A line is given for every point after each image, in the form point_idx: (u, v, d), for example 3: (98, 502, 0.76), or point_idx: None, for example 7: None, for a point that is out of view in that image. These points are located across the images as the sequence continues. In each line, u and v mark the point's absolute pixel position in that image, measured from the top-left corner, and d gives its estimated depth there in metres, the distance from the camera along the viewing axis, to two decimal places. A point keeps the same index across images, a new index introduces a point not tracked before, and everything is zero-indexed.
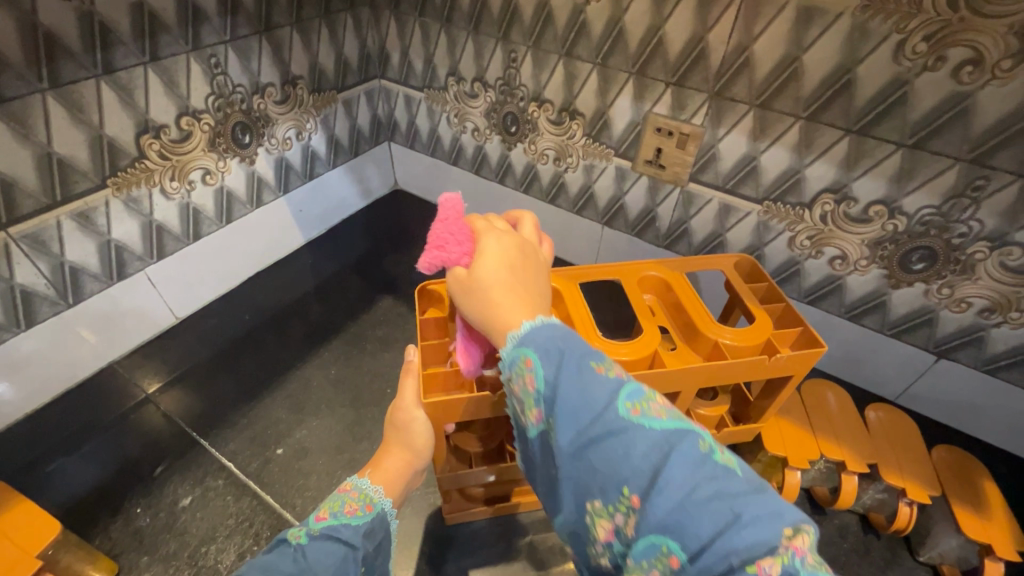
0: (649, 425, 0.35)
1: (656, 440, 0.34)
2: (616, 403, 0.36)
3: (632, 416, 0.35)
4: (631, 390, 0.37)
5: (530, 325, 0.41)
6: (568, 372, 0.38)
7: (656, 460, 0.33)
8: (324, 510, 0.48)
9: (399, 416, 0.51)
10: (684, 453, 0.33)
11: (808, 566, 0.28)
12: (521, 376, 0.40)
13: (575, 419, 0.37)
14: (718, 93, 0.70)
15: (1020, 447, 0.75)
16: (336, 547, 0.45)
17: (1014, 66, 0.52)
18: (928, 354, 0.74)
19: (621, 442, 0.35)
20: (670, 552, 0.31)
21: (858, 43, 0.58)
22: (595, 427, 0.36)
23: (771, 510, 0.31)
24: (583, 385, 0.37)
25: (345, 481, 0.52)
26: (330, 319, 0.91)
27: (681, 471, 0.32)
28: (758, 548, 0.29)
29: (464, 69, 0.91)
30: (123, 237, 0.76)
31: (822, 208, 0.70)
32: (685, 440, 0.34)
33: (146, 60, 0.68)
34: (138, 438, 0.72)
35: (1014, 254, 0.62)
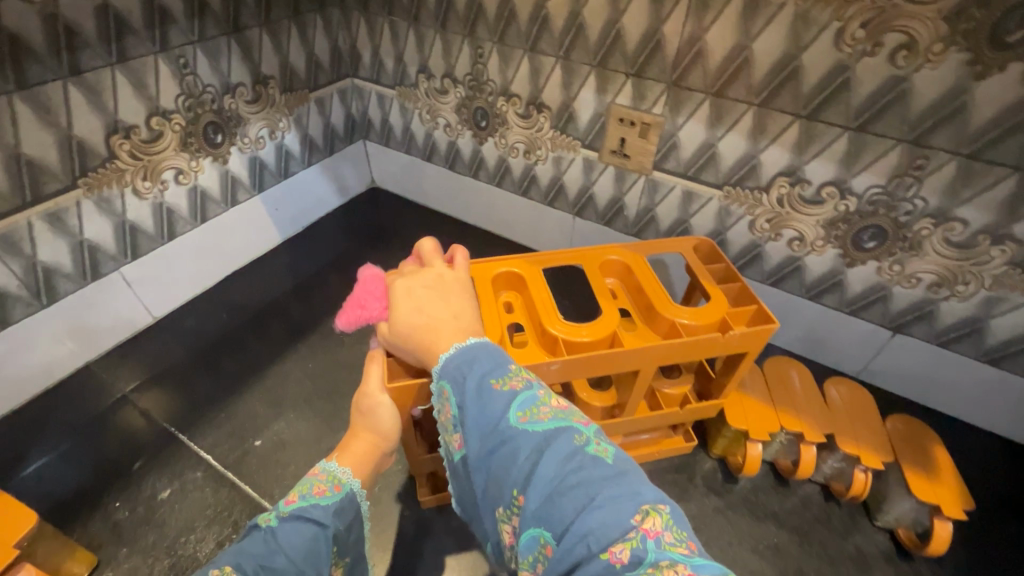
0: (533, 429, 0.38)
1: (536, 442, 0.38)
2: (507, 413, 0.40)
3: (520, 423, 0.39)
4: (524, 397, 0.40)
5: (446, 354, 0.44)
6: (470, 391, 0.41)
7: (534, 461, 0.37)
8: (293, 494, 0.51)
9: (363, 404, 0.52)
10: (558, 450, 0.37)
11: (658, 547, 0.31)
12: (442, 403, 0.44)
13: (475, 433, 0.40)
14: (676, 83, 0.72)
15: (973, 416, 0.78)
16: (303, 527, 0.47)
17: (945, 49, 0.55)
18: (885, 330, 0.77)
19: (509, 449, 0.38)
20: (545, 543, 0.35)
21: (801, 31, 0.61)
22: (490, 439, 0.39)
23: (629, 493, 0.34)
24: (482, 401, 0.41)
25: (315, 467, 0.53)
26: (308, 316, 0.92)
27: (554, 468, 0.36)
28: (609, 532, 0.32)
29: (433, 66, 0.93)
30: (96, 236, 0.76)
31: (778, 191, 0.73)
32: (561, 438, 0.37)
33: (114, 62, 0.69)
34: (116, 435, 0.73)
35: (956, 229, 0.65)
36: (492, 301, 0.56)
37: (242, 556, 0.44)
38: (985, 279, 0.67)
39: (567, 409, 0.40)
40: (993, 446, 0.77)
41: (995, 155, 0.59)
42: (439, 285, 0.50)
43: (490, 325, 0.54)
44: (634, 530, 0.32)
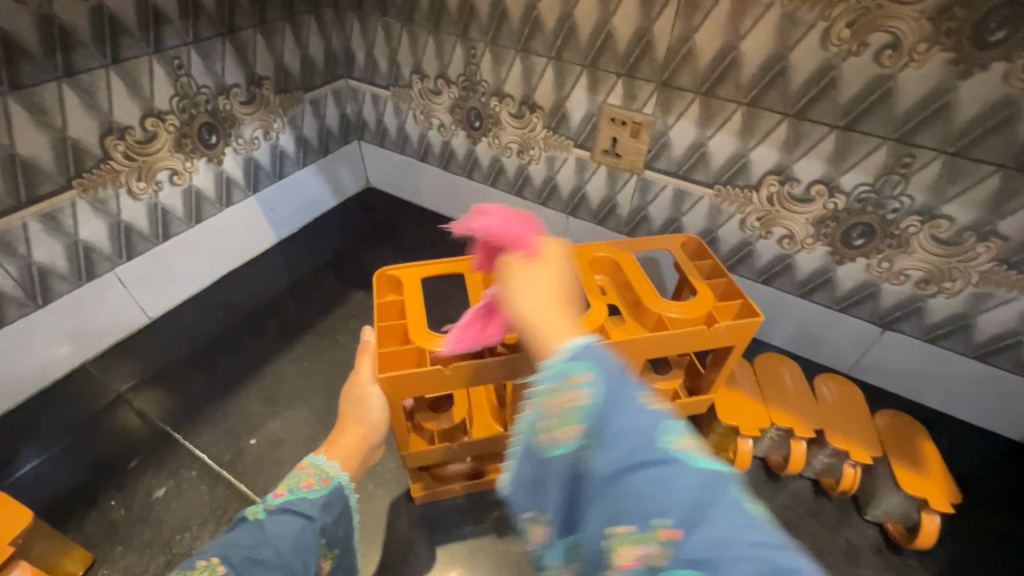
0: (695, 460, 0.32)
1: (704, 477, 0.31)
2: (660, 433, 0.33)
3: (678, 450, 0.32)
4: (675, 423, 0.34)
5: (576, 340, 0.38)
6: (618, 393, 0.34)
7: (701, 496, 0.30)
8: (282, 487, 0.51)
9: (353, 391, 0.56)
10: (733, 500, 0.31)
11: None
12: (560, 386, 0.36)
13: (617, 437, 0.33)
14: (666, 83, 0.73)
15: (963, 412, 0.79)
16: (291, 520, 0.48)
17: (929, 48, 0.56)
18: (874, 326, 0.78)
19: (666, 471, 0.31)
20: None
21: (788, 31, 0.61)
22: (641, 454, 0.32)
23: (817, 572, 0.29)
24: (633, 408, 0.34)
25: (304, 462, 0.54)
26: (304, 315, 0.93)
27: (728, 513, 0.30)
28: None
29: (427, 67, 0.94)
30: (91, 237, 0.77)
31: (768, 189, 0.74)
32: (730, 485, 0.31)
33: (108, 63, 0.69)
34: (112, 435, 0.74)
35: (943, 226, 0.66)
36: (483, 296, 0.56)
37: (230, 546, 0.46)
38: (972, 276, 0.67)
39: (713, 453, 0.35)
40: (982, 441, 0.78)
41: (980, 152, 0.59)
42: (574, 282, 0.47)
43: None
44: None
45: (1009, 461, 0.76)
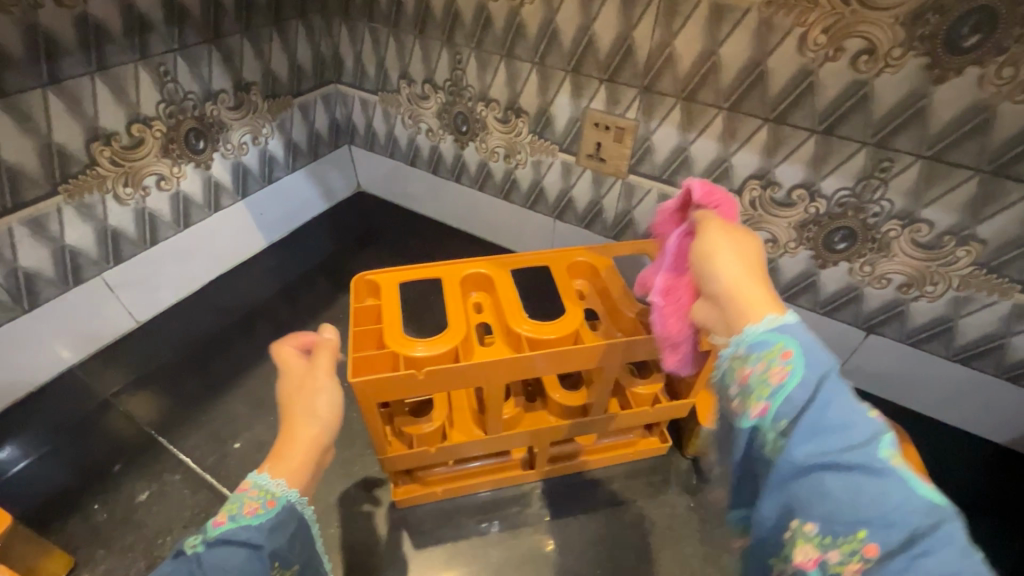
0: (913, 484, 0.31)
1: (920, 503, 0.30)
2: (878, 444, 0.33)
3: (896, 468, 0.32)
4: (894, 439, 0.34)
5: (788, 318, 0.39)
6: (828, 389, 0.35)
7: (914, 522, 0.30)
8: (221, 514, 0.43)
9: (289, 386, 0.53)
10: (953, 538, 0.29)
11: None
12: (767, 366, 0.37)
13: (817, 436, 0.34)
14: (647, 88, 0.73)
15: (948, 415, 0.79)
16: (235, 551, 0.41)
17: (903, 54, 0.56)
18: (858, 330, 0.78)
19: (876, 485, 0.31)
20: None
21: (765, 37, 0.62)
22: (844, 456, 0.32)
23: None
24: (848, 411, 0.34)
25: (241, 483, 0.46)
26: (291, 319, 0.93)
27: (945, 548, 0.29)
28: None
29: (414, 72, 0.94)
30: (78, 241, 0.77)
31: (750, 194, 0.74)
32: (955, 523, 0.30)
33: (94, 70, 0.70)
34: (97, 438, 0.74)
35: (923, 230, 0.66)
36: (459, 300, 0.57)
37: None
38: (952, 280, 0.67)
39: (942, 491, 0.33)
40: (968, 445, 0.78)
41: (956, 156, 0.59)
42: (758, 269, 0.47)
43: (456, 323, 0.55)
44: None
45: (994, 464, 0.76)
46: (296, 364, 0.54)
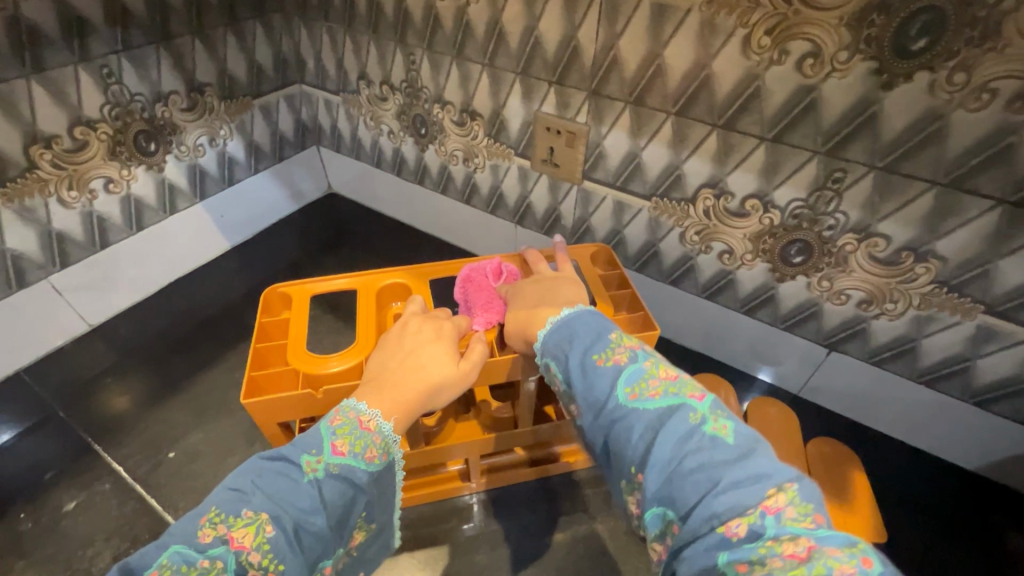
0: (644, 407, 0.39)
1: (650, 421, 0.38)
2: (616, 391, 0.41)
3: (629, 401, 0.40)
4: (632, 371, 0.41)
5: (542, 334, 0.48)
6: (574, 366, 0.44)
7: (649, 440, 0.37)
8: (343, 443, 0.44)
9: (424, 333, 0.53)
10: (675, 431, 0.37)
11: (778, 522, 0.32)
12: (547, 380, 0.47)
13: (585, 410, 0.42)
14: (596, 91, 0.70)
15: (916, 438, 0.75)
16: (346, 490, 0.43)
17: (851, 57, 0.52)
18: (820, 347, 0.74)
19: (622, 428, 0.39)
20: (668, 521, 0.35)
21: (709, 38, 0.58)
22: (601, 419, 0.41)
23: (754, 476, 0.34)
24: (591, 377, 0.42)
25: (370, 416, 0.46)
26: (243, 325, 0.92)
27: (670, 447, 0.37)
28: (734, 512, 0.33)
29: (372, 72, 0.92)
30: (20, 245, 0.77)
31: (703, 203, 0.70)
32: (677, 416, 0.38)
33: (29, 73, 0.69)
34: (34, 443, 0.74)
35: (880, 245, 0.62)
36: (372, 314, 0.61)
37: (284, 506, 0.40)
38: (913, 297, 0.63)
39: (677, 382, 0.41)
40: (935, 471, 0.73)
41: (911, 168, 0.56)
42: (554, 284, 0.56)
43: (363, 337, 0.58)
44: (755, 507, 0.33)
45: (961, 492, 0.72)
46: (448, 330, 0.54)
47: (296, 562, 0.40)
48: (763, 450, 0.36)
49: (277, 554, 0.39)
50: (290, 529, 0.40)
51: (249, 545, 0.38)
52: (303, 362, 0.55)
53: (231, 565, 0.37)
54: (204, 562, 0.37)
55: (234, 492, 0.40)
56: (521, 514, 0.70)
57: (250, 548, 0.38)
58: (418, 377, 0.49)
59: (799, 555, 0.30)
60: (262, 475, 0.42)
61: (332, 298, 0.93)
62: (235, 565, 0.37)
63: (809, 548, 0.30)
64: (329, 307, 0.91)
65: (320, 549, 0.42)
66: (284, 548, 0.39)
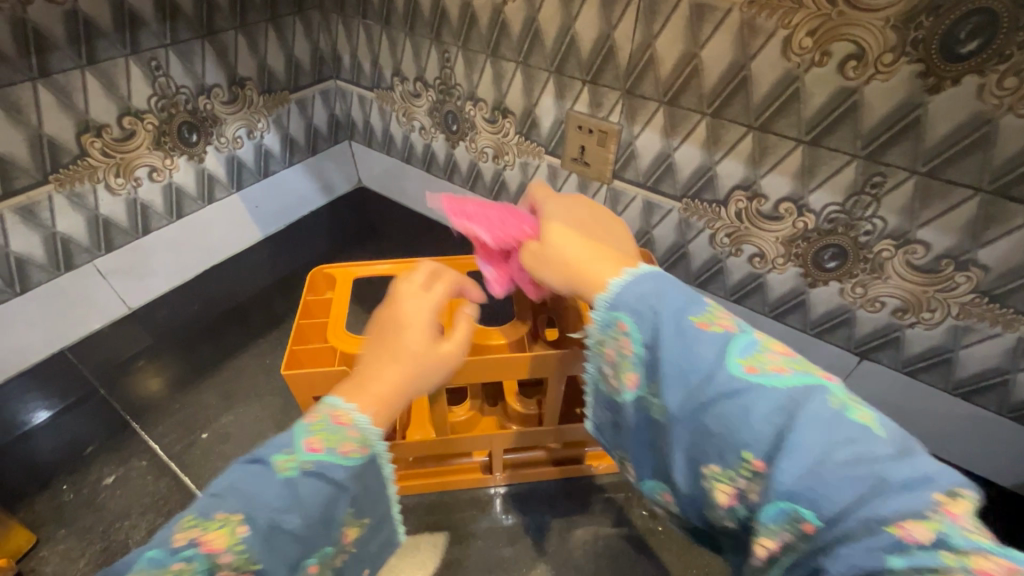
0: (771, 384, 0.36)
1: (781, 400, 0.35)
2: (729, 364, 0.37)
3: (747, 373, 0.36)
4: (748, 346, 0.38)
5: (619, 283, 0.43)
6: (666, 330, 0.40)
7: (781, 423, 0.34)
8: (318, 439, 0.41)
9: (408, 313, 0.48)
10: (813, 413, 0.34)
11: (961, 533, 0.29)
12: (617, 340, 0.43)
13: (683, 383, 0.38)
14: (629, 91, 0.70)
15: (951, 452, 0.73)
16: (322, 487, 0.41)
17: (895, 60, 0.52)
18: (851, 355, 0.73)
19: (741, 406, 0.36)
20: (804, 518, 0.32)
21: (748, 40, 0.58)
22: (707, 394, 0.37)
23: (920, 475, 0.31)
24: (692, 348, 0.39)
25: (345, 411, 0.43)
26: (274, 314, 0.94)
27: (812, 432, 0.33)
28: (907, 516, 0.29)
29: (406, 69, 0.94)
30: (69, 229, 0.80)
31: (736, 205, 0.70)
32: (815, 397, 0.34)
33: (83, 64, 0.72)
34: (75, 419, 0.77)
35: (919, 252, 0.60)
36: None
37: (257, 506, 0.38)
38: (951, 307, 0.62)
39: (798, 360, 0.38)
40: None
41: (954, 174, 0.54)
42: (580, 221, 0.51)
43: None
44: (934, 513, 0.29)
45: (994, 510, 0.70)
46: (428, 312, 0.49)
47: (269, 560, 0.39)
48: (917, 446, 0.33)
49: (251, 554, 0.38)
50: (265, 528, 0.38)
51: (221, 547, 0.37)
52: (342, 341, 0.57)
53: (203, 567, 0.36)
54: (177, 565, 0.36)
55: (209, 494, 0.39)
56: (540, 510, 0.71)
57: (223, 551, 0.37)
58: (394, 369, 0.46)
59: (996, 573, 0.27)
60: (238, 476, 0.40)
61: (360, 289, 0.94)
62: (206, 566, 0.36)
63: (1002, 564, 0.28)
64: (357, 298, 0.93)
65: (299, 547, 0.40)
66: (258, 548, 0.38)
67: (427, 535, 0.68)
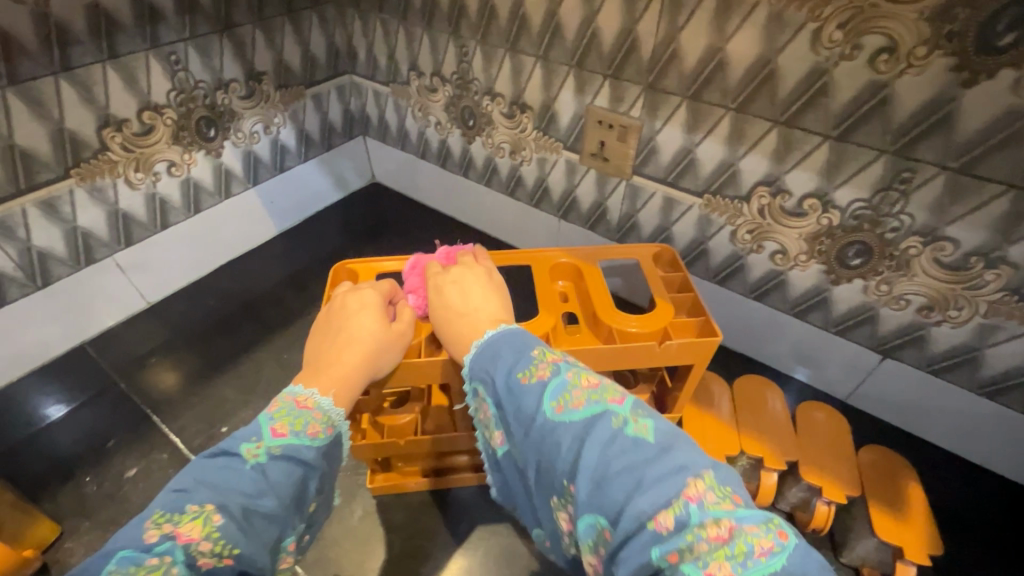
0: (569, 418, 0.36)
1: (576, 430, 0.36)
2: (542, 403, 0.38)
3: (555, 414, 0.37)
4: (557, 384, 0.38)
5: (470, 355, 0.44)
6: (499, 388, 0.40)
7: (575, 450, 0.35)
8: (283, 425, 0.43)
9: (350, 307, 0.51)
10: (598, 438, 0.35)
11: (701, 509, 0.30)
12: (476, 399, 0.44)
13: (514, 427, 0.39)
14: (652, 85, 0.69)
15: (973, 452, 0.72)
16: (293, 468, 0.42)
17: (928, 53, 0.51)
18: (873, 353, 0.72)
19: (551, 441, 0.36)
20: (602, 528, 0.33)
21: (776, 33, 0.57)
22: (528, 433, 0.38)
23: (673, 469, 0.32)
24: (514, 393, 0.39)
25: (307, 396, 0.46)
26: (290, 309, 0.94)
27: (596, 452, 0.34)
28: (659, 507, 0.31)
29: (423, 64, 0.93)
30: (89, 224, 0.81)
31: (758, 201, 0.69)
32: (598, 423, 0.35)
33: (104, 58, 0.72)
34: (96, 412, 0.78)
35: (947, 249, 0.60)
36: None
37: (228, 493, 0.39)
38: (979, 305, 0.61)
39: (599, 387, 0.38)
40: (991, 488, 0.71)
41: (986, 169, 0.54)
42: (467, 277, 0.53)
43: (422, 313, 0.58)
44: (677, 498, 0.31)
45: (1018, 510, 0.69)
46: (372, 298, 0.52)
47: (251, 546, 0.38)
48: (684, 438, 0.35)
49: (229, 539, 0.37)
50: (240, 514, 0.38)
51: (198, 537, 0.36)
52: None
53: (181, 558, 0.35)
54: (151, 561, 0.34)
55: (178, 492, 0.38)
56: None
57: (199, 538, 0.36)
58: (353, 352, 0.48)
59: (723, 539, 0.29)
60: (204, 471, 0.40)
61: None
62: (184, 558, 0.35)
63: (731, 530, 0.29)
64: None
65: (276, 529, 0.41)
66: (236, 533, 0.37)
67: (446, 529, 0.68)
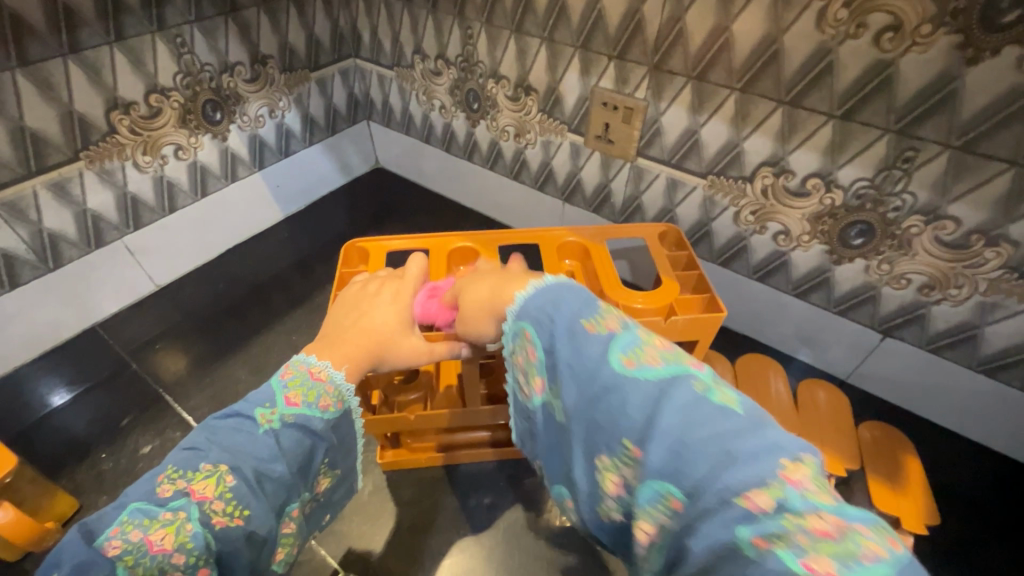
0: (642, 376, 0.35)
1: (651, 390, 0.34)
2: (610, 357, 0.36)
3: (626, 368, 0.35)
4: (631, 339, 0.37)
5: (524, 295, 0.42)
6: (560, 333, 0.39)
7: (649, 410, 0.33)
8: (296, 395, 0.44)
9: (381, 294, 0.51)
10: (678, 400, 0.32)
11: (802, 495, 0.28)
12: (524, 349, 0.42)
13: (574, 380, 0.37)
14: (656, 66, 0.70)
15: (971, 430, 0.74)
16: (303, 438, 0.43)
17: (933, 31, 0.51)
18: (874, 332, 0.73)
19: (617, 397, 0.35)
20: (672, 497, 0.31)
21: (781, 12, 0.57)
22: (591, 387, 0.36)
23: (769, 447, 0.30)
24: (579, 344, 0.37)
25: (321, 367, 0.45)
26: (297, 292, 0.95)
27: (674, 414, 0.32)
28: (753, 485, 0.28)
29: (427, 47, 0.93)
30: (99, 207, 0.82)
31: (762, 181, 0.70)
32: (677, 384, 0.33)
33: (112, 40, 0.73)
34: (109, 392, 0.79)
35: (948, 228, 0.60)
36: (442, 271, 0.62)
37: (242, 455, 0.40)
38: (979, 283, 0.62)
39: (674, 351, 0.37)
40: (988, 465, 0.72)
41: (989, 147, 0.54)
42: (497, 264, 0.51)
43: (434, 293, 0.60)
44: (777, 479, 0.28)
45: (1014, 486, 0.71)
46: (405, 293, 0.51)
47: (261, 509, 0.40)
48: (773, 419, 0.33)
49: (240, 500, 0.39)
50: (252, 477, 0.40)
51: (211, 496, 0.38)
52: None
53: (195, 515, 0.37)
54: (167, 515, 0.37)
55: (191, 449, 0.40)
56: None
57: (212, 498, 0.38)
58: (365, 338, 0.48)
59: (832, 534, 0.26)
60: (217, 431, 0.41)
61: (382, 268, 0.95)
62: (199, 516, 0.38)
63: (839, 526, 0.27)
64: None
65: (285, 494, 0.42)
66: (246, 494, 0.39)
67: (455, 503, 0.70)
